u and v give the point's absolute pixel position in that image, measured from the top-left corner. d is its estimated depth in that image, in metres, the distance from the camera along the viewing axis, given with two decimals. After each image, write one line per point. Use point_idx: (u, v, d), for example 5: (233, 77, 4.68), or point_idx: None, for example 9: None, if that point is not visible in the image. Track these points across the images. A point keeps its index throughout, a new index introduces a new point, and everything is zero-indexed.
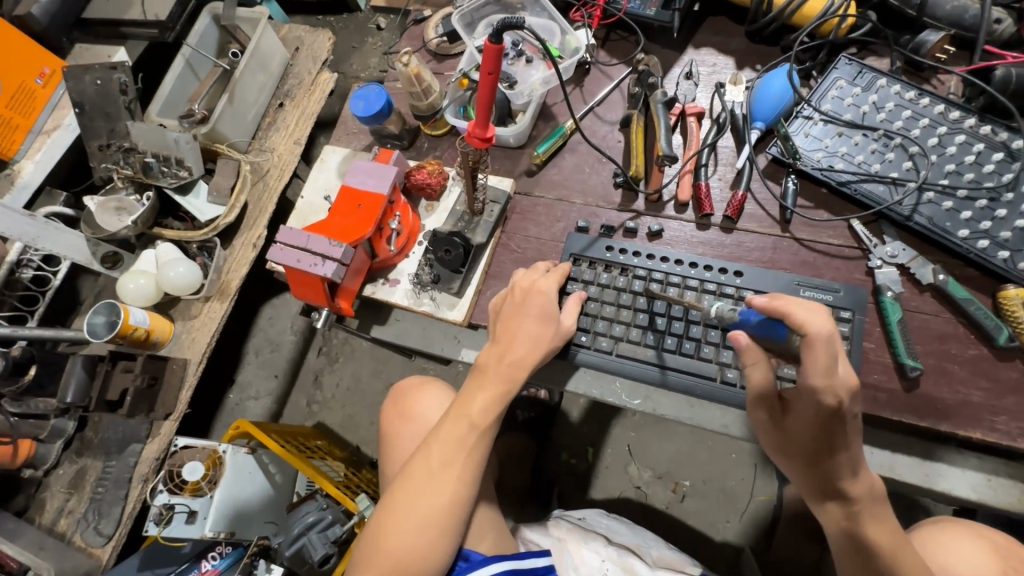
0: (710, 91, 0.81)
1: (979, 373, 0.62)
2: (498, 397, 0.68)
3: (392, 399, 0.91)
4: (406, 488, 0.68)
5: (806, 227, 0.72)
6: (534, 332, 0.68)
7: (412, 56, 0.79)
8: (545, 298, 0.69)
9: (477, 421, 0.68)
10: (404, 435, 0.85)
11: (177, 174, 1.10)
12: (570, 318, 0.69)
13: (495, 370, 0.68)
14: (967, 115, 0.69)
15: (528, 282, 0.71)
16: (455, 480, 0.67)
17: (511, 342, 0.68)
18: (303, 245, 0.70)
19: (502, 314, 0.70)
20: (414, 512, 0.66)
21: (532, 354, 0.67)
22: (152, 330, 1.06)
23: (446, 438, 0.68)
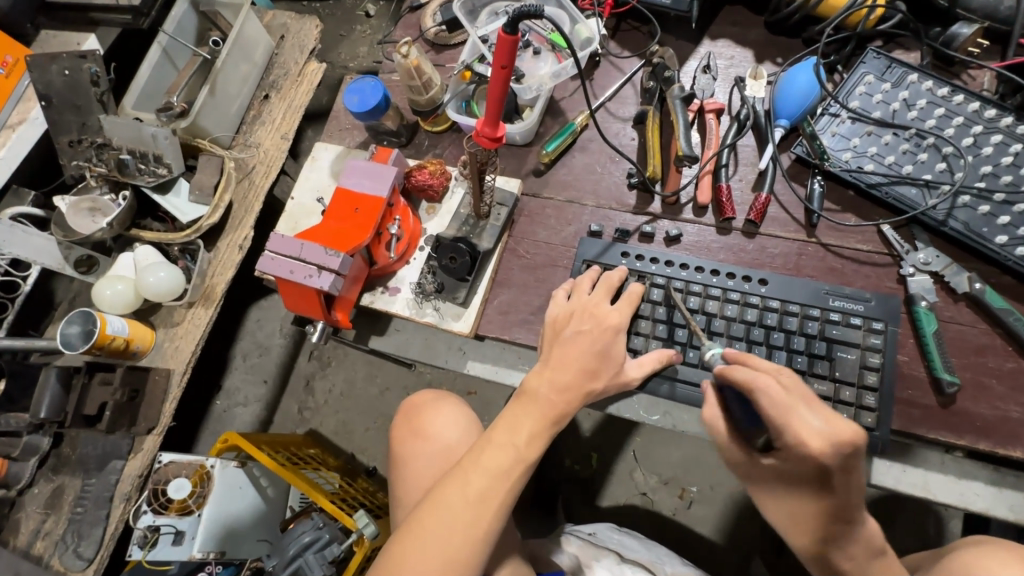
0: (729, 85, 0.76)
1: (1018, 388, 0.59)
2: (546, 429, 0.63)
3: (400, 418, 0.86)
4: (433, 516, 0.61)
5: (833, 232, 0.68)
6: (591, 365, 0.62)
7: (411, 47, 0.73)
8: (614, 333, 0.64)
9: (524, 451, 0.62)
10: (419, 454, 0.80)
11: (155, 172, 1.03)
12: (639, 370, 0.63)
13: (546, 400, 0.62)
14: (1004, 113, 0.65)
15: (600, 312, 0.64)
16: (491, 516, 0.60)
17: (564, 367, 0.63)
18: (296, 254, 0.64)
19: (563, 337, 0.64)
20: (438, 543, 0.59)
21: (588, 385, 0.63)
22: (131, 339, 0.99)
23: (487, 465, 0.62)
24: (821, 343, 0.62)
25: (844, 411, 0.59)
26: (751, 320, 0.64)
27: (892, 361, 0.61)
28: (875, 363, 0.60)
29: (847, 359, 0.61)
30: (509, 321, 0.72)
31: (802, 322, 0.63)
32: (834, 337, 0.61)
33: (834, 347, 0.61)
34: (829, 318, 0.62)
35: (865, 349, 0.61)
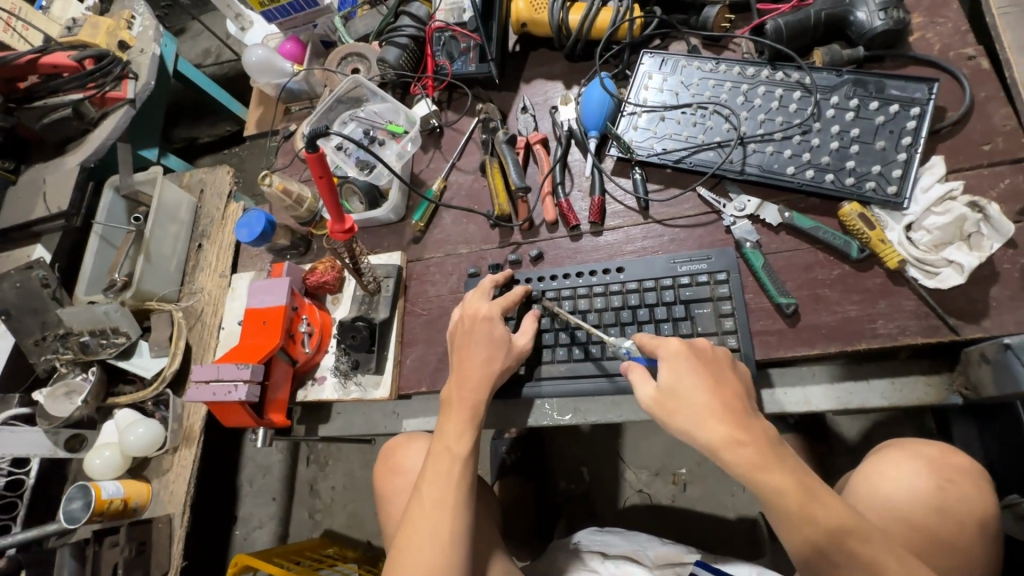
0: (548, 117, 0.88)
1: (849, 289, 0.66)
2: (468, 426, 0.68)
3: (381, 453, 0.88)
4: (406, 537, 0.66)
5: (663, 208, 0.77)
6: (488, 355, 0.70)
7: (273, 175, 0.85)
8: (489, 322, 0.71)
9: (456, 451, 0.68)
10: (396, 492, 0.84)
11: (116, 342, 1.15)
12: (524, 339, 0.71)
13: (458, 402, 0.69)
14: (761, 68, 0.76)
15: (474, 309, 0.73)
16: (451, 521, 0.65)
17: (466, 371, 0.70)
18: (215, 377, 0.73)
19: (456, 339, 0.73)
20: (417, 565, 0.64)
21: (487, 373, 0.69)
22: (128, 497, 1.08)
23: (432, 481, 0.68)
24: (680, 306, 0.69)
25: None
26: (619, 305, 0.72)
27: (741, 305, 0.67)
28: (728, 309, 0.67)
29: (703, 313, 0.68)
30: (423, 373, 0.81)
31: (660, 293, 0.70)
32: (688, 297, 0.69)
33: (691, 307, 0.68)
34: (680, 283, 0.70)
35: (717, 300, 0.68)
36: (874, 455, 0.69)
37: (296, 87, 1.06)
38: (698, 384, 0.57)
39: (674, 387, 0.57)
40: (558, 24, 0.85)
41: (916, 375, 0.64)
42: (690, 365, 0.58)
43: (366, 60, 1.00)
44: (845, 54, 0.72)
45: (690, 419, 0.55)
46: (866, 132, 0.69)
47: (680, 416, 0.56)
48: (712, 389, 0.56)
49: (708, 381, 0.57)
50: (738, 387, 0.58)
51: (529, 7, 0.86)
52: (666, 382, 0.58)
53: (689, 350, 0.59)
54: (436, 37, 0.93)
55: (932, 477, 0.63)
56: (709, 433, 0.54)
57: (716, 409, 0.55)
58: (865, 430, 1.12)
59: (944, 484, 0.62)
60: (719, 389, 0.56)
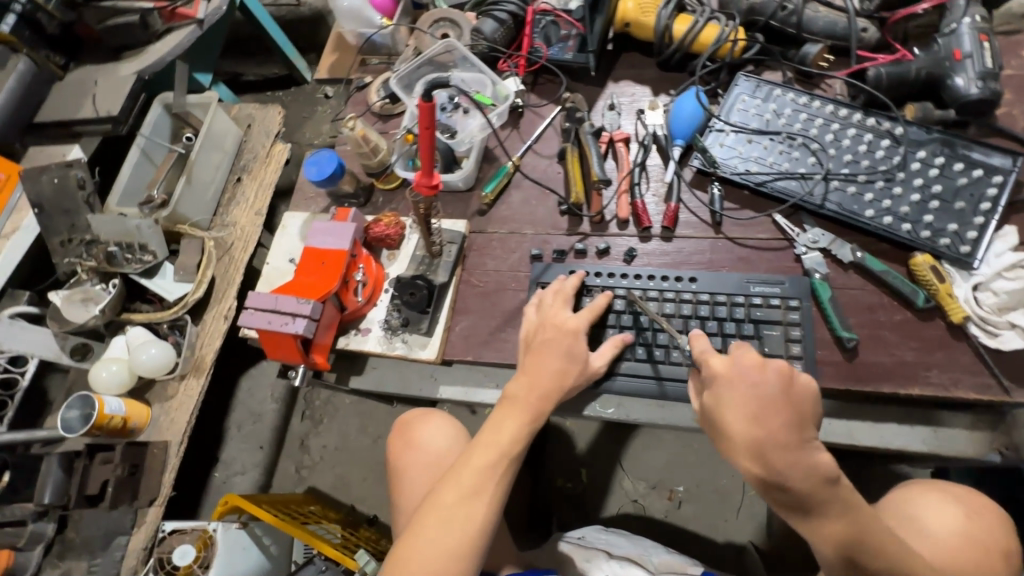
0: (633, 117, 0.89)
1: (908, 335, 0.68)
2: (526, 428, 0.67)
3: (396, 431, 0.85)
4: (429, 516, 0.64)
5: (736, 226, 0.79)
6: (562, 369, 0.69)
7: (356, 120, 0.86)
8: (576, 336, 0.70)
9: (506, 449, 0.67)
10: (414, 471, 0.79)
11: (141, 259, 1.13)
12: (599, 360, 0.71)
13: (523, 403, 0.68)
14: (854, 111, 0.78)
15: (559, 320, 0.72)
16: (484, 509, 0.64)
17: (540, 374, 0.69)
18: (272, 307, 0.71)
19: (533, 344, 0.71)
20: (427, 547, 0.62)
21: (541, 407, 0.68)
22: (128, 417, 1.06)
23: (475, 466, 0.66)
24: (749, 324, 0.71)
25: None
26: (688, 313, 0.74)
27: (806, 339, 0.69)
28: (797, 334, 0.70)
29: (772, 335, 0.70)
30: (471, 343, 0.81)
31: (730, 309, 0.73)
32: (759, 318, 0.71)
33: (760, 326, 0.71)
34: (752, 302, 0.72)
35: (786, 324, 0.70)
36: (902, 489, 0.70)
37: (380, 40, 1.07)
38: (748, 400, 0.59)
39: (709, 415, 0.62)
40: (662, 30, 0.86)
41: (960, 427, 0.66)
42: (743, 377, 0.59)
43: (457, 27, 0.99)
44: (936, 114, 0.75)
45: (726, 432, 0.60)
46: (948, 191, 0.71)
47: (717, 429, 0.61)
48: (754, 406, 0.58)
49: (760, 400, 0.58)
50: (792, 412, 0.57)
51: (637, 9, 0.87)
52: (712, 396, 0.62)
53: (728, 377, 0.60)
54: (537, 19, 0.94)
55: (962, 510, 0.65)
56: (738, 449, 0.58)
57: (744, 448, 0.58)
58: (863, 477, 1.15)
59: (973, 515, 0.65)
60: (765, 408, 0.58)
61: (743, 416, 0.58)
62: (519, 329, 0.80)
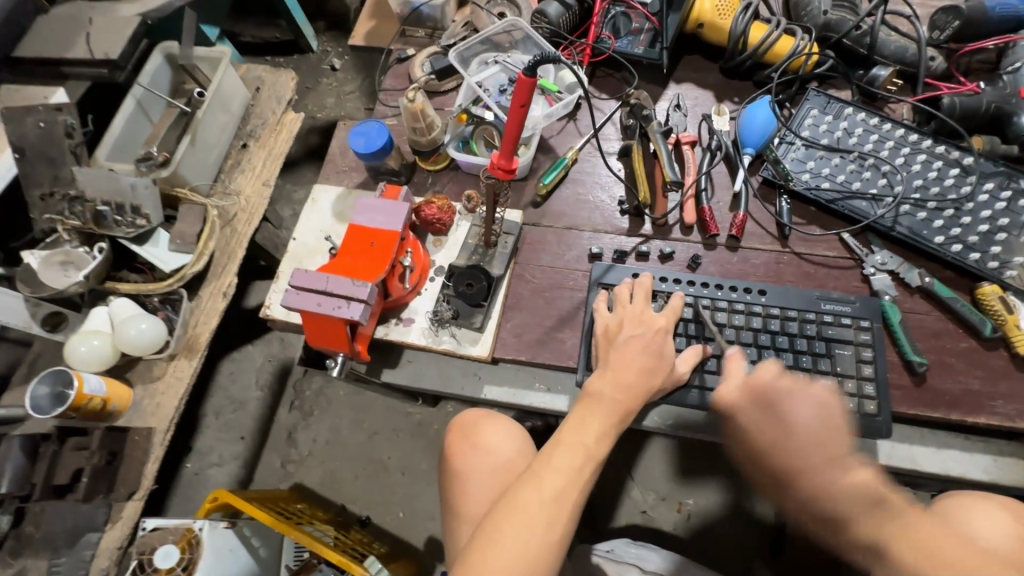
0: (698, 121, 0.86)
1: (974, 364, 0.68)
2: (613, 429, 0.65)
3: (457, 430, 0.83)
4: (509, 517, 0.60)
5: (803, 242, 0.78)
6: (650, 368, 0.67)
7: (417, 91, 0.79)
8: (664, 336, 0.69)
9: (593, 451, 0.63)
10: (477, 471, 0.78)
11: (133, 223, 1.01)
12: (684, 366, 0.69)
13: (610, 401, 0.65)
14: (924, 138, 0.78)
15: (646, 317, 0.70)
16: (566, 514, 0.60)
17: (625, 371, 0.66)
18: (322, 287, 0.64)
19: (619, 341, 0.68)
20: (509, 553, 0.58)
21: (629, 407, 0.65)
22: (108, 399, 0.93)
23: (556, 468, 0.62)
24: (821, 342, 0.70)
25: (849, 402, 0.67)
26: (758, 327, 0.72)
27: (877, 363, 0.68)
28: (869, 356, 0.68)
29: (844, 355, 0.69)
30: (523, 342, 0.76)
31: (801, 325, 0.71)
32: (831, 336, 0.70)
33: (832, 345, 0.70)
34: (824, 320, 0.71)
35: (858, 345, 0.69)
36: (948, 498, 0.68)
37: (427, 12, 1.00)
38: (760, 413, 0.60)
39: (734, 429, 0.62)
40: (736, 36, 0.84)
41: (1019, 458, 0.67)
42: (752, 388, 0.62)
43: (516, 7, 0.94)
44: (1003, 148, 0.76)
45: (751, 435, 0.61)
46: (1014, 224, 0.73)
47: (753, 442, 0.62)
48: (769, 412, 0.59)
49: (765, 407, 0.59)
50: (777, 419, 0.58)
51: (713, 10, 0.85)
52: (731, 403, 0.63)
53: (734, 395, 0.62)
54: (607, 9, 0.89)
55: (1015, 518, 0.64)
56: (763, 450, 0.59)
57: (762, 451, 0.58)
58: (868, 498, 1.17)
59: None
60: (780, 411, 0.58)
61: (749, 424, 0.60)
62: (576, 330, 0.76)
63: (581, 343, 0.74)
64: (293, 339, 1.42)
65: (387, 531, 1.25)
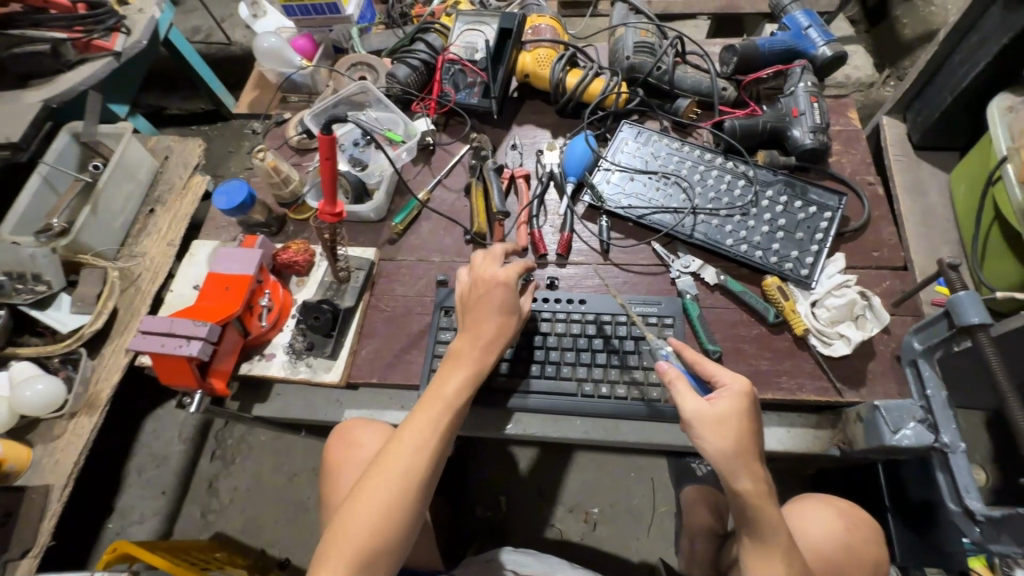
0: (533, 157, 0.98)
1: (763, 347, 0.78)
2: (470, 381, 0.70)
3: (336, 429, 0.86)
4: (374, 478, 0.65)
5: (621, 254, 0.88)
6: (500, 323, 0.73)
7: (267, 151, 0.88)
8: (504, 293, 0.74)
9: (451, 401, 0.69)
10: (348, 464, 0.82)
11: (33, 290, 1.08)
12: (525, 309, 0.77)
13: (464, 355, 0.71)
14: (716, 156, 0.90)
15: (490, 276, 0.75)
16: (427, 459, 0.66)
17: (473, 335, 0.72)
18: (166, 330, 0.71)
19: (470, 306, 0.74)
20: (372, 504, 0.63)
21: (482, 359, 0.72)
22: (4, 460, 0.97)
23: (416, 425, 0.68)
24: (630, 341, 0.79)
25: (653, 391, 0.76)
26: (577, 332, 0.81)
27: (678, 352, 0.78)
28: None
29: (649, 350, 0.78)
30: (375, 365, 0.83)
31: (614, 327, 0.80)
32: (638, 334, 0.79)
33: (639, 342, 0.79)
34: (632, 321, 0.80)
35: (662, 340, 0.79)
36: (793, 503, 0.80)
37: (300, 80, 1.11)
38: (746, 434, 0.63)
39: (718, 415, 0.64)
40: (556, 82, 0.97)
41: (808, 427, 0.75)
42: (746, 406, 0.65)
43: (374, 71, 1.06)
44: (781, 160, 0.89)
45: (725, 447, 0.63)
46: (790, 223, 0.84)
47: (714, 444, 0.63)
48: (753, 438, 0.63)
49: (750, 431, 0.64)
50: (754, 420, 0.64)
51: (534, 62, 0.98)
52: (722, 407, 0.64)
53: (742, 388, 0.66)
54: (446, 67, 1.01)
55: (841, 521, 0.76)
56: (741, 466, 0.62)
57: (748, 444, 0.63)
58: None
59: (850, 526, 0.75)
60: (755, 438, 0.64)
61: (745, 419, 0.64)
62: (423, 351, 0.83)
63: (424, 361, 0.82)
64: None
65: (305, 572, 1.26)
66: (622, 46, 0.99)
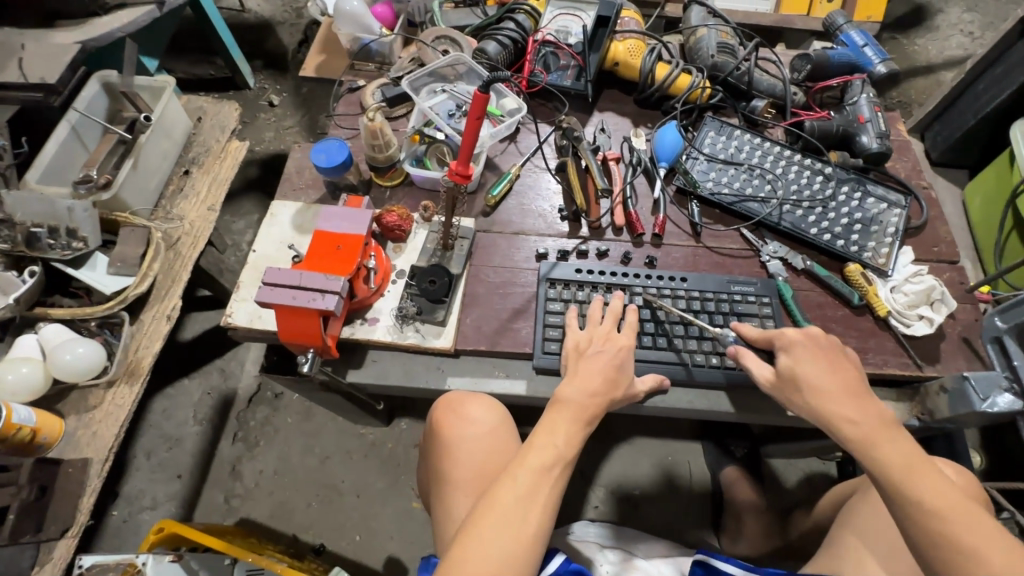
0: (620, 142, 1.01)
1: (849, 327, 0.85)
2: (603, 397, 0.70)
3: (437, 406, 0.87)
4: (510, 478, 0.64)
5: (712, 237, 0.93)
6: (614, 366, 0.73)
7: (375, 113, 0.88)
8: (626, 351, 0.75)
9: (589, 410, 0.69)
10: (461, 440, 0.83)
11: (68, 246, 0.98)
12: (645, 385, 0.76)
13: (594, 374, 0.72)
14: (795, 153, 0.98)
15: (609, 336, 0.76)
16: (563, 465, 0.66)
17: (590, 374, 0.72)
18: (296, 283, 0.68)
19: (588, 354, 0.74)
20: (512, 496, 0.63)
21: (616, 385, 0.72)
22: (38, 429, 0.88)
23: (550, 430, 0.67)
24: (733, 317, 0.84)
25: None
26: (683, 308, 0.85)
27: (778, 327, 0.83)
28: (771, 325, 0.83)
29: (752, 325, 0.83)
30: (482, 333, 0.83)
31: (717, 304, 0.85)
32: (741, 311, 0.84)
33: (742, 319, 0.84)
34: (734, 298, 0.85)
35: (762, 317, 0.84)
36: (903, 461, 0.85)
37: (376, 47, 1.09)
38: (828, 375, 0.67)
39: (788, 370, 0.69)
40: (646, 72, 1.01)
41: (890, 400, 0.82)
42: (810, 351, 0.69)
43: (458, 46, 1.05)
44: (852, 160, 0.97)
45: (809, 398, 0.66)
46: (866, 217, 0.92)
47: (799, 397, 0.67)
48: (830, 377, 0.66)
49: (825, 374, 0.67)
50: (824, 364, 0.68)
51: (626, 52, 1.02)
52: (786, 364, 0.69)
53: (807, 338, 0.70)
54: (537, 48, 1.04)
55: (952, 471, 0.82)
56: (829, 406, 0.65)
57: (832, 389, 0.65)
58: (799, 476, 1.30)
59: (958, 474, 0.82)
60: (838, 375, 0.67)
61: (811, 363, 0.68)
62: (529, 320, 0.84)
63: (535, 330, 0.82)
64: (234, 368, 1.38)
65: (342, 558, 1.21)
66: (704, 45, 1.05)
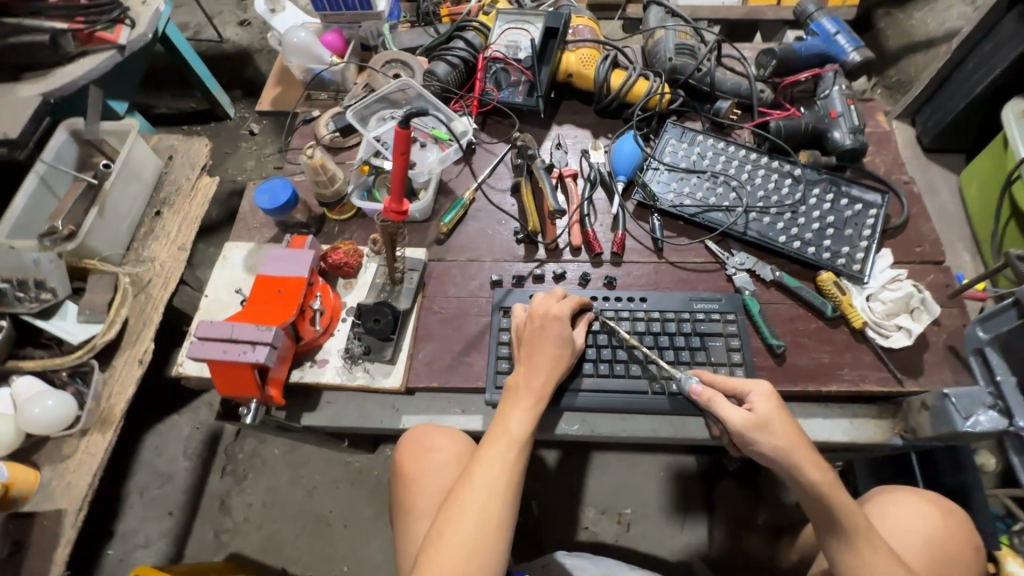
0: (578, 156, 0.98)
1: (823, 341, 0.79)
2: (550, 377, 0.72)
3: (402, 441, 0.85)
4: (470, 481, 0.68)
5: (675, 252, 0.89)
6: (557, 353, 0.73)
7: (315, 149, 0.86)
8: (561, 322, 0.74)
9: (538, 394, 0.71)
10: (426, 472, 0.81)
11: (38, 297, 1.01)
12: (581, 338, 0.77)
13: (539, 360, 0.72)
14: (761, 155, 0.92)
15: (544, 309, 0.76)
16: (518, 453, 0.69)
17: (536, 363, 0.72)
18: (227, 335, 0.67)
19: (526, 338, 0.74)
20: (475, 490, 0.67)
21: (556, 364, 0.73)
22: (10, 483, 0.89)
23: (504, 423, 0.70)
24: (696, 337, 0.79)
25: None
26: (642, 330, 0.81)
27: (744, 345, 0.78)
28: (736, 344, 0.79)
29: (715, 345, 0.78)
30: (435, 369, 0.80)
31: (678, 324, 0.81)
32: (703, 330, 0.80)
33: (705, 339, 0.79)
34: (696, 317, 0.81)
35: (727, 335, 0.79)
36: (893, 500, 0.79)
37: (328, 77, 1.08)
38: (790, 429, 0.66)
39: (762, 416, 0.66)
40: (601, 82, 0.97)
41: (869, 418, 0.77)
42: (777, 403, 0.67)
43: (409, 69, 1.03)
44: (824, 160, 0.91)
45: (781, 447, 0.65)
46: (839, 220, 0.86)
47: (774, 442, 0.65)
48: (796, 433, 0.66)
49: (794, 423, 0.67)
50: (790, 417, 0.67)
51: (579, 62, 0.98)
52: (762, 412, 0.66)
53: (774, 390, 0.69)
54: (488, 65, 1.01)
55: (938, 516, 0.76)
56: (799, 458, 0.64)
57: (801, 443, 0.65)
58: None
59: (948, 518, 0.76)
60: (801, 431, 0.67)
61: (783, 414, 0.67)
62: (483, 352, 0.81)
63: (487, 363, 0.80)
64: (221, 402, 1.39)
65: None
66: (663, 47, 1.00)
